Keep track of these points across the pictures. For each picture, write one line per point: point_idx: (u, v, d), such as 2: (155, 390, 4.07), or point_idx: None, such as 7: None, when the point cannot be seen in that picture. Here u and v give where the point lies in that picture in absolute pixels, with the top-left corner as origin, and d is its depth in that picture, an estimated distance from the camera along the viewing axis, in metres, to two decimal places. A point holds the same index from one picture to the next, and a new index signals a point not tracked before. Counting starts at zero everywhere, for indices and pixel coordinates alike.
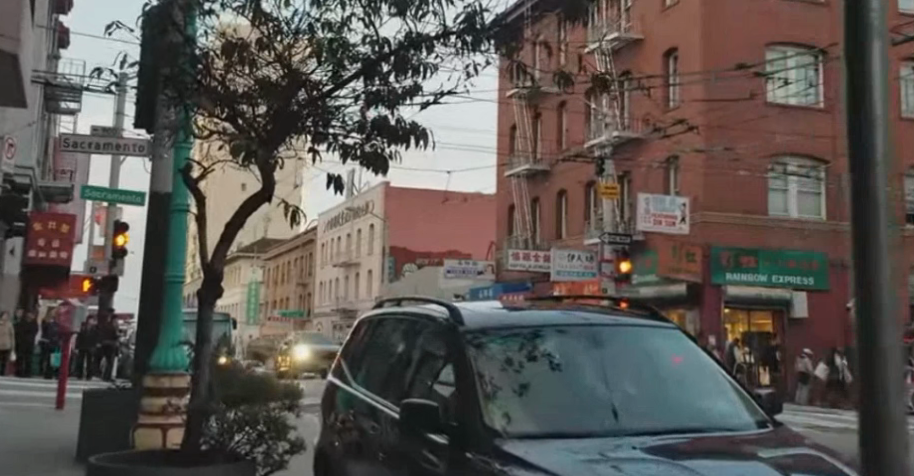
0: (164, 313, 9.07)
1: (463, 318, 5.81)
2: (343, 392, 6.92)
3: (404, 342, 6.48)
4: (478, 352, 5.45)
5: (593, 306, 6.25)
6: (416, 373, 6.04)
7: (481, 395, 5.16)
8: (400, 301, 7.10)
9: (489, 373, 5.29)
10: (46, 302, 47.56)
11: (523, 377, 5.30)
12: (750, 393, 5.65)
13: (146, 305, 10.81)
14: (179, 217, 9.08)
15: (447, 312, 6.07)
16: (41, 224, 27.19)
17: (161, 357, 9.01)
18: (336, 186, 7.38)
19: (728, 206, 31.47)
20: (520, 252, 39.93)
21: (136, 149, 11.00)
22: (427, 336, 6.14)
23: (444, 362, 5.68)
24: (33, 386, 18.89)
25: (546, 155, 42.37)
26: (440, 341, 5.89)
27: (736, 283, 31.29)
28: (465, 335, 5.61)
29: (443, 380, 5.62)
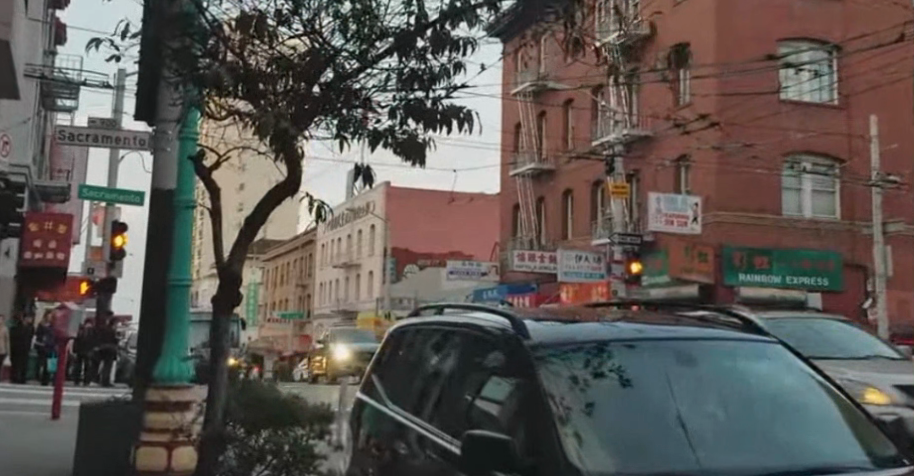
0: (168, 321, 8.30)
1: (516, 323, 5.11)
2: (372, 410, 6.13)
3: (444, 353, 5.73)
4: (541, 365, 4.70)
5: (666, 316, 5.51)
6: (459, 389, 5.31)
7: (549, 416, 4.42)
8: (439, 307, 6.33)
9: (554, 391, 4.55)
10: (44, 305, 46.66)
11: (590, 397, 4.56)
12: (863, 415, 4.93)
13: (149, 311, 10.02)
14: (184, 212, 8.32)
15: (494, 321, 5.34)
16: (37, 224, 26.43)
17: (163, 368, 8.17)
18: (365, 179, 6.62)
19: (741, 205, 30.70)
20: (525, 253, 39.25)
21: (136, 143, 10.28)
22: (470, 347, 5.42)
23: (497, 377, 4.95)
24: (28, 392, 18.11)
25: (551, 153, 41.67)
26: (490, 353, 5.16)
27: (749, 284, 30.58)
28: (521, 347, 4.88)
29: (494, 398, 4.89)
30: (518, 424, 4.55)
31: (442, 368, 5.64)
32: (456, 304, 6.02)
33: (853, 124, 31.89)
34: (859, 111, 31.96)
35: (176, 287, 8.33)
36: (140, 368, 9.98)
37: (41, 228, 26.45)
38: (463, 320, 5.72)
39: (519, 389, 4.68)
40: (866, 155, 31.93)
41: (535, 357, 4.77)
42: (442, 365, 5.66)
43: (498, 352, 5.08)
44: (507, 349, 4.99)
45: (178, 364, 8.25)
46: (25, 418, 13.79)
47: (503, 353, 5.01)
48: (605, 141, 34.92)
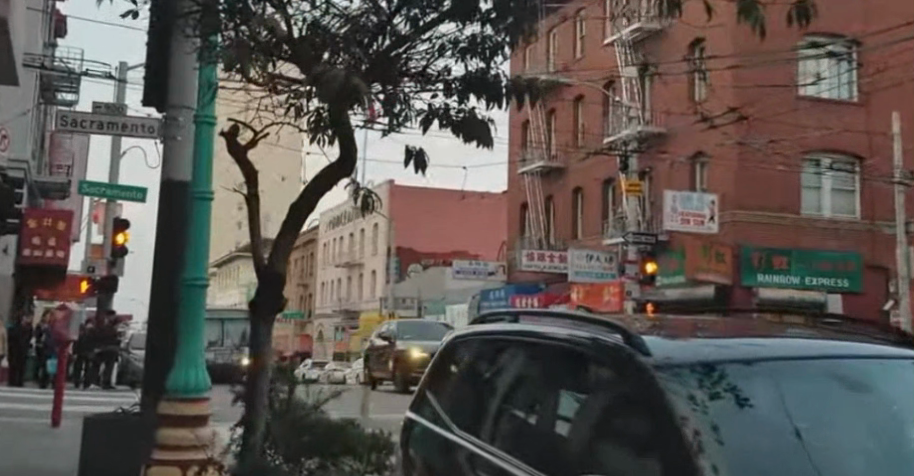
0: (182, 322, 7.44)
1: (605, 333, 4.27)
2: (425, 430, 5.27)
3: (512, 368, 4.86)
4: (657, 383, 3.84)
5: (776, 324, 4.76)
6: (538, 410, 4.44)
7: (676, 450, 3.57)
8: (494, 317, 5.46)
9: (673, 411, 3.69)
10: (42, 304, 45.74)
11: (714, 420, 3.71)
12: None
13: (158, 313, 9.20)
14: (202, 204, 7.50)
15: (579, 329, 4.48)
16: (37, 221, 25.65)
17: (177, 376, 7.26)
18: (417, 163, 5.90)
19: (759, 204, 29.94)
20: (535, 252, 38.47)
21: (146, 130, 9.55)
22: (548, 364, 4.56)
23: (594, 397, 4.08)
24: (27, 396, 17.28)
25: (561, 150, 40.79)
26: (578, 370, 4.30)
27: (767, 285, 29.82)
28: (626, 363, 4.02)
29: (594, 421, 4.01)
30: (638, 460, 3.69)
31: (511, 385, 4.78)
32: (522, 311, 5.14)
33: (873, 122, 31.16)
34: (880, 108, 31.24)
35: (193, 285, 7.43)
36: (151, 375, 9.16)
37: (40, 225, 25.67)
38: (533, 329, 4.84)
39: (627, 416, 3.85)
40: (888, 153, 31.18)
41: (643, 382, 3.89)
42: (511, 383, 4.78)
43: (590, 369, 4.21)
44: (607, 367, 4.12)
45: (195, 371, 7.30)
46: (23, 424, 12.98)
47: (602, 370, 4.14)
48: (617, 138, 34.15)
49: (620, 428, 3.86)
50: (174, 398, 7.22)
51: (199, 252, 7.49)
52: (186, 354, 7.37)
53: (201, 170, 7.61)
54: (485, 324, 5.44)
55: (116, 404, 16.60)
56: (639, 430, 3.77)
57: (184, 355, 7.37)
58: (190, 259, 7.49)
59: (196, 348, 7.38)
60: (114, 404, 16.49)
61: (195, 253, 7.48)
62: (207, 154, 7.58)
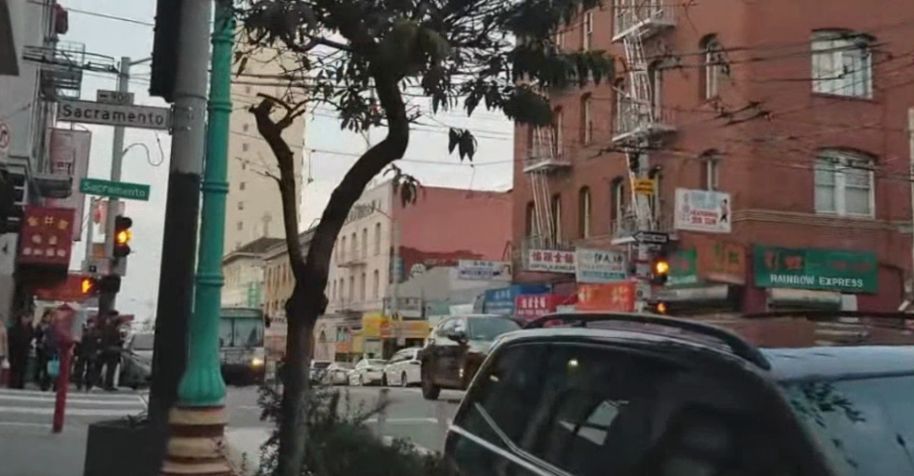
0: (194, 325, 6.83)
1: (690, 339, 3.65)
2: (472, 446, 4.63)
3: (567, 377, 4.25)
4: (773, 395, 3.16)
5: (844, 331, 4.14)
6: (608, 425, 3.75)
7: (792, 463, 2.97)
8: (538, 329, 4.82)
9: (790, 427, 3.04)
10: (43, 304, 45.19)
11: (837, 439, 3.05)
12: None
13: (167, 315, 8.68)
14: (216, 194, 6.91)
15: (658, 335, 3.83)
16: (37, 219, 25.10)
17: (190, 381, 6.70)
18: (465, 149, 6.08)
19: (772, 202, 29.48)
20: (542, 252, 37.95)
21: (153, 121, 9.06)
22: (612, 374, 3.91)
23: (682, 411, 3.43)
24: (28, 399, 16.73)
25: (567, 148, 40.28)
26: (657, 378, 3.64)
27: (780, 286, 29.38)
28: (719, 370, 3.37)
29: (687, 440, 3.36)
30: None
31: (566, 397, 4.15)
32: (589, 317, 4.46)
33: (888, 119, 30.64)
34: (895, 105, 30.70)
35: (205, 283, 6.86)
36: (159, 380, 8.64)
37: (41, 223, 25.12)
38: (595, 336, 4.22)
39: (713, 427, 3.29)
40: (903, 151, 30.63)
41: (736, 397, 3.24)
42: (567, 395, 4.15)
43: (672, 377, 3.56)
44: (697, 376, 3.46)
45: (208, 377, 6.75)
46: (24, 430, 12.45)
47: (689, 378, 3.47)
48: (626, 136, 33.61)
49: (697, 445, 3.33)
50: (187, 406, 6.65)
51: (213, 247, 6.90)
52: (199, 358, 6.81)
53: (214, 157, 7.02)
54: (532, 333, 4.82)
55: (121, 406, 16.10)
56: (725, 444, 3.22)
57: (197, 360, 6.81)
58: (203, 255, 6.91)
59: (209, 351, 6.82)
60: (119, 407, 15.98)
61: (209, 249, 6.90)
62: (221, 139, 7.02)
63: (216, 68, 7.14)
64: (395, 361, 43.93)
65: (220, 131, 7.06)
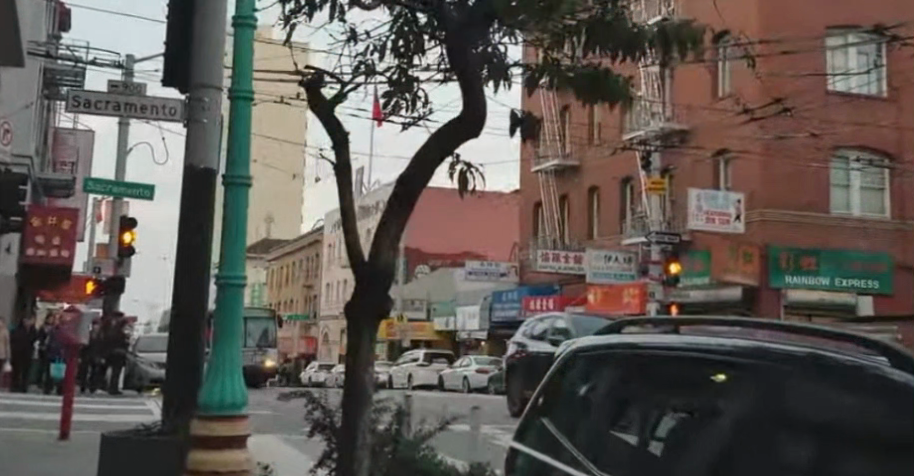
0: (218, 327, 6.35)
1: (784, 341, 3.29)
2: (530, 461, 4.06)
3: (618, 383, 3.82)
4: None
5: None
6: (665, 436, 3.41)
7: None
8: (594, 332, 4.33)
9: None
10: (46, 306, 44.83)
11: None
12: None
13: (182, 319, 8.23)
14: (238, 188, 6.47)
15: (774, 345, 3.28)
16: (41, 219, 24.67)
17: (212, 390, 6.24)
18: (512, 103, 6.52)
19: (786, 202, 29.05)
20: (550, 253, 37.57)
21: (166, 113, 8.62)
22: (673, 377, 3.55)
23: (824, 434, 2.92)
24: (31, 403, 16.33)
25: (575, 147, 39.85)
26: (775, 389, 3.10)
27: (797, 287, 28.87)
28: (873, 388, 2.88)
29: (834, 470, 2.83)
30: None
31: (624, 404, 3.72)
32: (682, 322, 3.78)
33: (903, 118, 30.18)
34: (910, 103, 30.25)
35: (224, 284, 6.39)
36: (173, 388, 8.18)
37: (44, 223, 24.67)
38: (646, 342, 3.79)
39: (865, 457, 2.77)
40: None
41: (842, 406, 2.94)
42: (624, 405, 3.72)
43: (799, 390, 3.05)
44: (856, 401, 2.91)
45: (231, 386, 6.29)
46: (30, 436, 12.01)
47: (842, 398, 2.95)
48: (638, 135, 33.14)
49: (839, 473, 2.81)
50: (208, 416, 6.18)
51: (234, 246, 6.45)
52: (218, 364, 6.35)
53: (236, 149, 6.56)
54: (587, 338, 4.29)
55: (127, 411, 15.64)
56: (805, 461, 2.88)
57: (216, 367, 6.35)
58: (224, 253, 6.45)
59: (233, 358, 6.35)
60: (126, 412, 15.52)
61: (230, 248, 6.45)
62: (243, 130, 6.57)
63: (237, 55, 6.69)
64: (401, 363, 43.49)
65: (241, 121, 6.61)
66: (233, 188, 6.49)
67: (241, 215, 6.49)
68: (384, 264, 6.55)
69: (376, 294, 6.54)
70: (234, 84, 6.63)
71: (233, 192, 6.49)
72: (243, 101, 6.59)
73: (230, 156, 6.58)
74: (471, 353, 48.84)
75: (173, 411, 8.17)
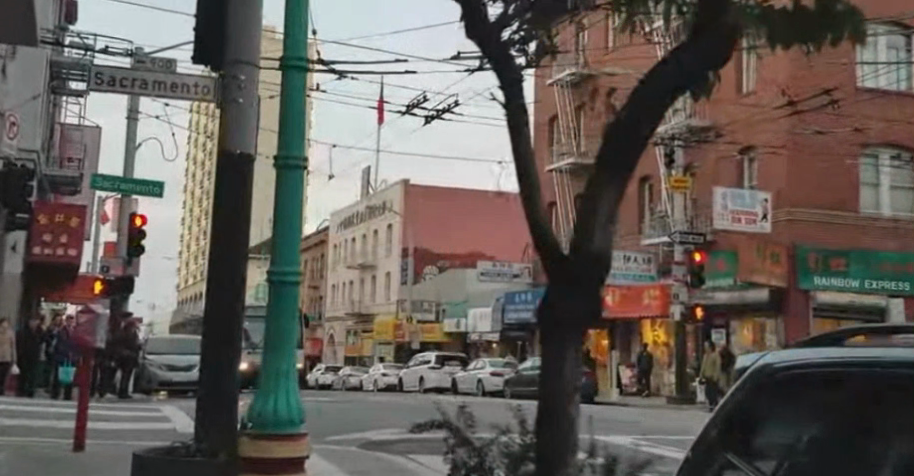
0: (270, 335, 5.48)
1: None
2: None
3: (825, 420, 3.00)
4: None
5: None
6: None
7: None
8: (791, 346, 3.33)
9: None
10: (50, 307, 43.92)
11: None
12: None
13: (215, 321, 7.35)
14: (292, 168, 5.64)
15: None
16: (47, 216, 23.75)
17: (260, 405, 5.40)
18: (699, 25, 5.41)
19: (814, 200, 28.34)
20: (566, 253, 36.72)
21: (197, 92, 7.89)
22: (885, 401, 2.89)
23: None
24: (39, 408, 15.45)
25: (592, 146, 39.06)
26: None
27: (826, 289, 28.09)
28: None
29: None
30: None
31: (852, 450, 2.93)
32: None
33: None
34: None
35: (278, 282, 5.54)
36: (207, 400, 7.35)
37: (51, 221, 23.79)
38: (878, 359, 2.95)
39: None
40: None
41: None
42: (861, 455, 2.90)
43: None
44: None
45: (284, 401, 5.43)
46: (41, 446, 11.13)
47: None
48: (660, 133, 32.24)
49: None
50: (262, 434, 5.36)
51: (287, 238, 5.58)
52: (267, 375, 5.50)
53: (288, 124, 5.70)
54: (770, 350, 3.39)
55: (140, 418, 14.73)
56: None
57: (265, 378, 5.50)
58: (276, 246, 5.60)
59: (287, 368, 5.48)
60: (138, 419, 14.62)
61: (283, 240, 5.58)
62: (299, 104, 5.71)
63: (287, 20, 5.85)
64: (411, 366, 42.56)
65: (294, 94, 5.75)
66: (284, 171, 5.66)
67: (294, 200, 5.64)
68: (592, 248, 5.27)
69: (585, 298, 5.26)
70: (284, 53, 5.80)
71: (284, 174, 5.66)
72: (295, 73, 5.74)
73: (282, 134, 5.73)
74: (482, 355, 47.92)
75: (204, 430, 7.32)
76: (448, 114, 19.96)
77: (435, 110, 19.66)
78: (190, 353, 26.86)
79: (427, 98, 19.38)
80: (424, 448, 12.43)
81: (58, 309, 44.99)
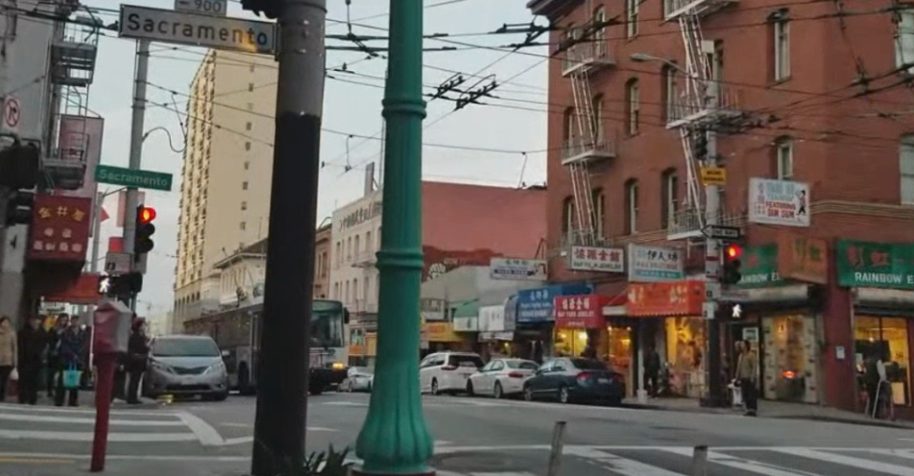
0: (386, 321, 5.22)
1: None
2: None
3: None
4: None
5: None
6: None
7: None
8: None
9: None
10: (48, 306, 42.56)
11: None
12: None
13: (274, 319, 6.13)
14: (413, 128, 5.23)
15: None
16: (50, 209, 22.42)
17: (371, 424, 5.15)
18: None
19: (855, 194, 26.94)
20: (585, 249, 35.45)
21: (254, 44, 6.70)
22: None
23: None
24: (42, 417, 14.01)
25: (610, 138, 37.64)
26: None
27: (866, 285, 26.67)
28: None
29: None
30: None
31: None
32: None
33: None
34: None
35: (398, 271, 5.23)
36: (265, 420, 6.15)
37: (53, 214, 22.44)
38: None
39: None
40: None
41: None
42: None
43: None
44: None
45: (407, 420, 5.14)
46: (54, 466, 9.66)
47: None
48: (687, 123, 30.81)
49: None
50: (372, 448, 5.10)
51: (404, 224, 5.26)
52: (384, 383, 5.21)
53: (401, 87, 5.38)
54: None
55: (159, 428, 13.27)
56: None
57: (380, 386, 5.22)
58: (389, 233, 5.28)
59: (409, 373, 5.21)
60: (156, 428, 13.15)
61: (398, 226, 5.26)
62: (414, 66, 5.41)
63: None
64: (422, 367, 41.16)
65: (408, 60, 5.42)
66: (399, 138, 5.33)
67: (412, 177, 5.30)
68: None
69: None
70: (393, 17, 5.42)
71: (393, 146, 5.31)
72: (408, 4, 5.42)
73: (391, 81, 5.42)
74: (495, 355, 46.53)
75: (264, 457, 6.11)
76: (480, 97, 18.61)
77: (467, 92, 18.29)
78: (200, 354, 25.37)
79: (461, 78, 18.02)
80: (483, 463, 10.94)
81: (56, 309, 43.56)
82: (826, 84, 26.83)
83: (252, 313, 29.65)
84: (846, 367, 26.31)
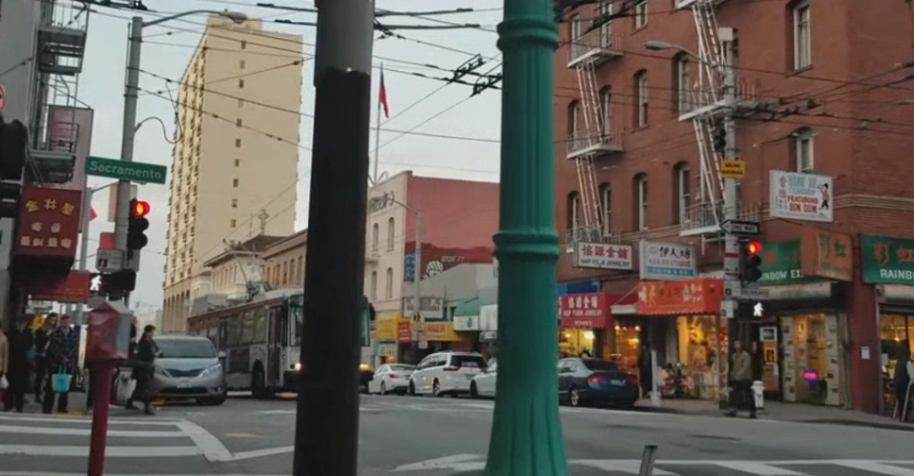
0: (511, 330, 4.32)
1: None
2: None
3: None
4: None
5: None
6: None
7: None
8: None
9: None
10: (35, 304, 41.00)
11: None
12: None
13: (316, 339, 4.37)
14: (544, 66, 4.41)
15: None
16: (37, 202, 21.09)
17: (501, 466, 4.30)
18: None
19: (880, 187, 25.81)
20: (592, 247, 34.38)
21: None
22: None
23: None
24: (32, 428, 12.67)
25: (618, 131, 36.40)
26: None
27: (892, 282, 25.61)
28: None
29: None
30: None
31: None
32: None
33: None
34: None
35: (525, 258, 4.31)
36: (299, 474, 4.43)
37: (42, 208, 21.14)
38: None
39: None
40: None
41: None
42: None
43: None
44: None
45: (545, 453, 4.33)
46: None
47: None
48: (702, 115, 29.68)
49: None
50: None
51: (532, 200, 4.35)
52: (511, 406, 4.35)
53: (526, 10, 4.52)
54: None
55: (162, 441, 11.96)
56: None
57: (506, 412, 4.38)
58: (511, 211, 4.38)
59: (545, 395, 4.35)
60: (160, 442, 11.84)
61: (523, 204, 4.36)
62: None
63: None
64: (422, 366, 39.84)
65: None
66: (525, 72, 4.44)
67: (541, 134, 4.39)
68: None
69: None
70: None
71: (517, 93, 4.40)
72: None
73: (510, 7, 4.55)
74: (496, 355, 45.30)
75: None
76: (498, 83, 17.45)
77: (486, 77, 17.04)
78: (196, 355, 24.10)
79: (480, 62, 16.77)
80: None
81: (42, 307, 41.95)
82: (851, 71, 25.66)
83: (265, 308, 28.44)
84: (871, 367, 25.13)
